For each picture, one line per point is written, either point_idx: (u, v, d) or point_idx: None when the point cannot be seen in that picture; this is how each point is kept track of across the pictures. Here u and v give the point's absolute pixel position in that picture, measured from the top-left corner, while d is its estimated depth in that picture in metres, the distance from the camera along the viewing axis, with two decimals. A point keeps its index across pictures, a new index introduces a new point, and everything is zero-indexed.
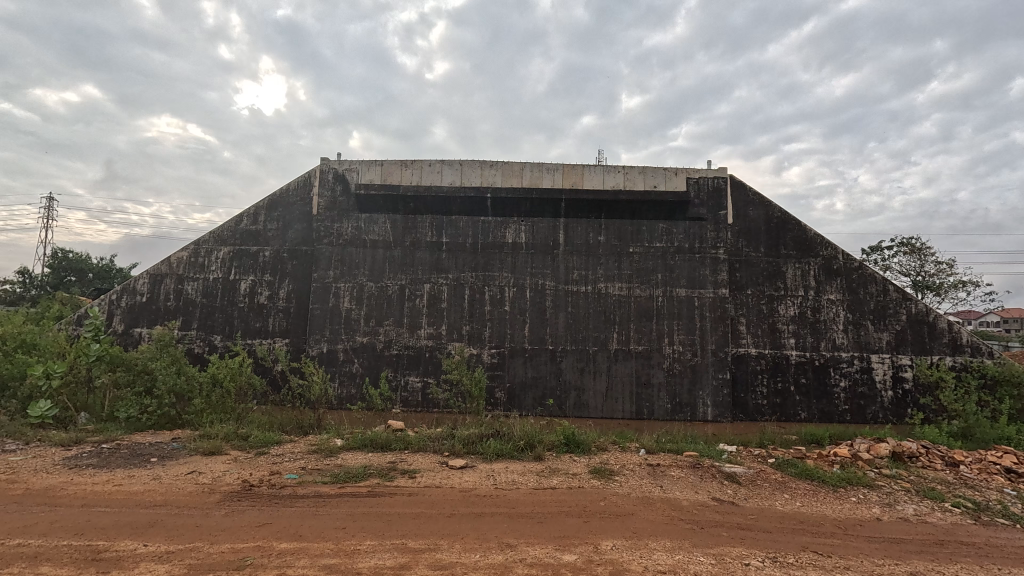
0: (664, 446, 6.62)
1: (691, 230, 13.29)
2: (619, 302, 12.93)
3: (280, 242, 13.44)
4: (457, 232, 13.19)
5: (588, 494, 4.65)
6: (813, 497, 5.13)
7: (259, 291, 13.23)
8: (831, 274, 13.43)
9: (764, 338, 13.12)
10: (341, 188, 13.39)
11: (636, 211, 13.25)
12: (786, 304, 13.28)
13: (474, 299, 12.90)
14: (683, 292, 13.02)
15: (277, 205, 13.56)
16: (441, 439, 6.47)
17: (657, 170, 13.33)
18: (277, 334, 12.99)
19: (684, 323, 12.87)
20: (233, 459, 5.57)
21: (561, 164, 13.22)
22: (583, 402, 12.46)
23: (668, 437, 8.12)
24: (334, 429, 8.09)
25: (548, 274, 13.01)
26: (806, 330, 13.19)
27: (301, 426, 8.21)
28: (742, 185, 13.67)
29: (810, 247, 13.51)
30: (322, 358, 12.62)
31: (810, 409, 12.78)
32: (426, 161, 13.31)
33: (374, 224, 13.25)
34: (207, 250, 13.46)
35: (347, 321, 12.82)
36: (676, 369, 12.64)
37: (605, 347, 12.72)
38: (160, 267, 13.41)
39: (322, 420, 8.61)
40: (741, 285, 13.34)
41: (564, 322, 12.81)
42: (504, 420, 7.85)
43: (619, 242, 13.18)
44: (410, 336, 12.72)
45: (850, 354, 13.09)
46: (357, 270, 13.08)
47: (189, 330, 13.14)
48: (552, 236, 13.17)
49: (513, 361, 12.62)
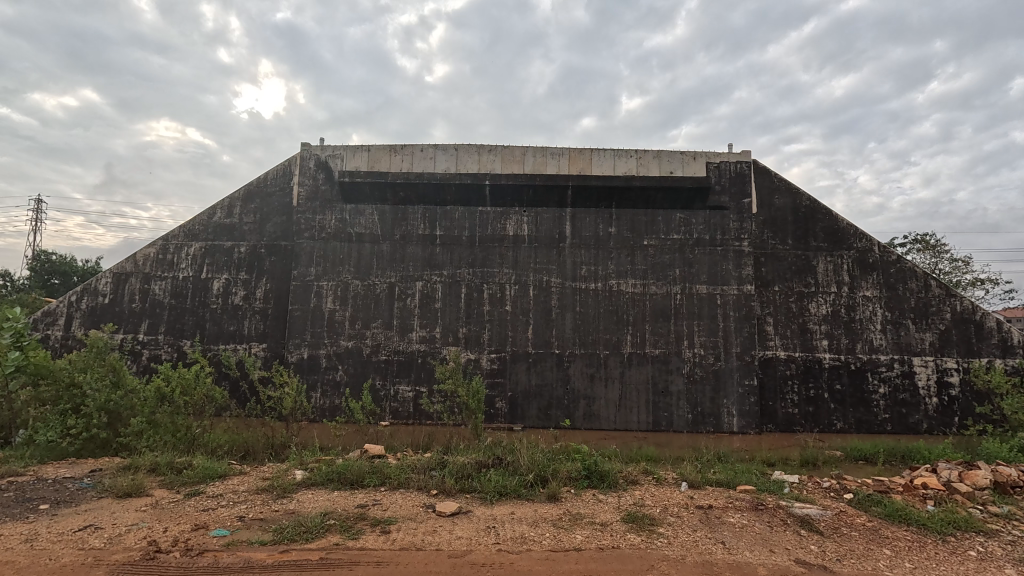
0: (707, 475, 5.32)
1: (711, 221, 11.99)
2: (633, 301, 11.63)
3: (257, 236, 12.16)
4: (452, 224, 11.92)
5: (627, 561, 3.33)
6: (925, 555, 3.82)
7: (233, 291, 11.96)
8: (866, 268, 12.14)
9: (794, 340, 11.83)
10: (324, 176, 12.09)
11: (650, 199, 11.95)
12: (816, 302, 11.99)
13: (472, 298, 11.60)
14: (704, 288, 11.71)
15: (254, 196, 12.30)
16: (428, 469, 5.19)
17: (673, 154, 12.04)
18: (253, 338, 11.70)
19: (705, 324, 11.57)
20: (151, 505, 4.24)
21: (567, 148, 11.95)
22: (593, 413, 11.16)
23: (701, 461, 6.80)
24: (303, 454, 6.79)
25: (553, 270, 11.72)
26: (840, 330, 11.90)
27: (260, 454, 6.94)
28: (766, 171, 12.41)
29: (842, 239, 12.23)
30: (303, 366, 11.32)
31: (846, 419, 11.52)
32: (417, 146, 12.03)
33: (361, 215, 11.97)
34: (177, 246, 12.20)
35: (331, 323, 11.52)
36: (697, 375, 11.34)
37: (617, 351, 11.41)
38: (124, 265, 12.14)
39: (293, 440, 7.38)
40: (768, 281, 12.05)
41: (571, 323, 11.51)
42: (506, 443, 6.55)
43: (632, 234, 11.89)
44: (400, 340, 11.42)
45: (889, 357, 11.81)
46: (342, 267, 11.78)
47: (156, 334, 11.86)
48: (557, 228, 11.89)
49: (515, 367, 11.33)
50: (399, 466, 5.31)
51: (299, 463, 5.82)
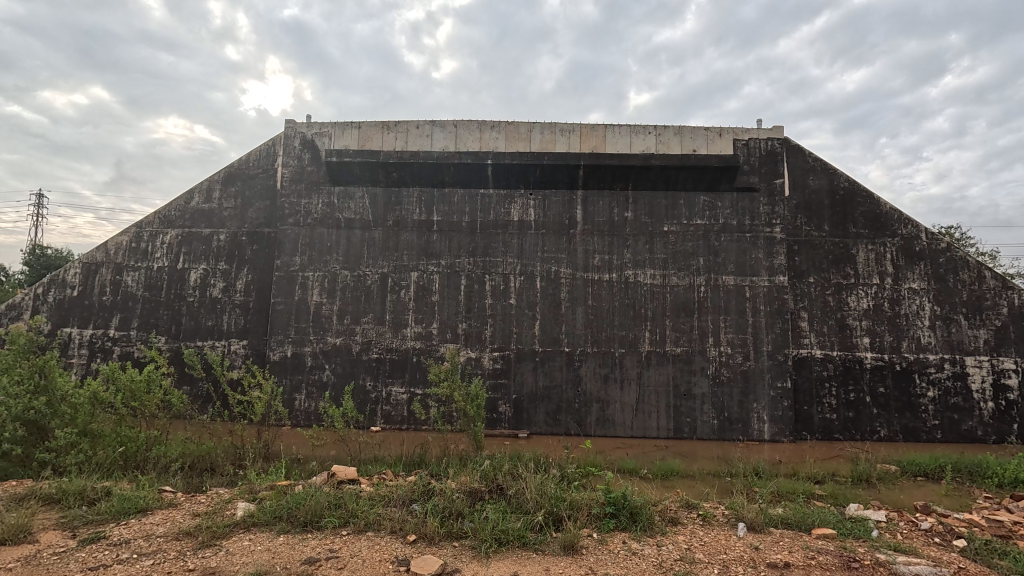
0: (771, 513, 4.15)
1: (739, 204, 10.77)
2: (651, 293, 10.45)
3: (238, 223, 11.10)
4: (451, 208, 10.79)
5: None
6: None
7: (211, 282, 10.92)
8: (912, 258, 10.87)
9: (831, 337, 10.60)
10: (310, 155, 11.00)
11: (671, 179, 10.73)
12: (856, 295, 10.75)
13: (473, 290, 10.48)
14: (731, 279, 10.50)
15: (235, 178, 11.26)
16: (406, 506, 4.08)
17: (697, 130, 10.85)
18: (232, 335, 10.66)
19: (733, 319, 10.37)
20: (22, 561, 3.20)
21: (579, 124, 10.83)
22: (607, 418, 10.00)
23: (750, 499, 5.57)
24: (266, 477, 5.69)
25: (563, 259, 10.56)
26: (883, 327, 10.65)
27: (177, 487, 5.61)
28: (799, 149, 11.16)
29: (884, 224, 10.98)
30: (286, 365, 10.27)
31: (890, 425, 10.28)
32: (413, 122, 10.94)
33: (350, 199, 10.87)
34: (152, 233, 11.18)
35: (316, 318, 10.46)
36: (724, 377, 10.16)
37: (634, 349, 10.25)
38: (95, 254, 11.14)
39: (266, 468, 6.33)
40: (802, 272, 10.82)
41: (583, 318, 10.36)
42: (507, 465, 5.45)
43: (651, 219, 10.70)
44: (393, 337, 10.33)
45: (938, 356, 10.55)
46: (329, 256, 10.69)
47: (128, 330, 10.85)
48: (567, 213, 10.73)
49: (520, 367, 10.20)
50: (369, 500, 4.18)
51: (250, 489, 4.71)
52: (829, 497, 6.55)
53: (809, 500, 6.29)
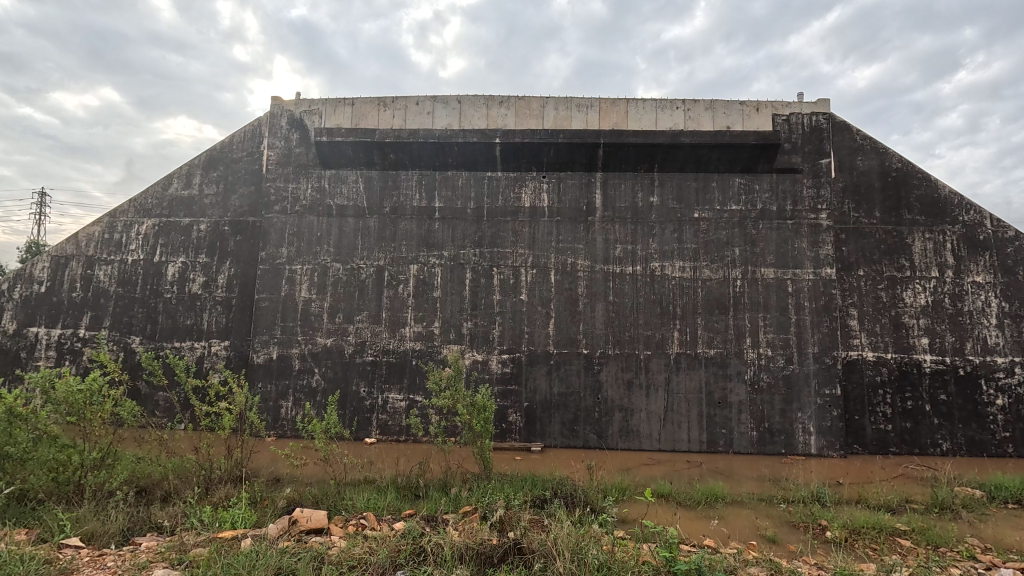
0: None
1: (780, 186, 9.55)
2: (680, 289, 9.25)
3: (220, 211, 10.04)
4: (455, 193, 9.66)
5: None
6: None
7: (191, 277, 9.88)
8: (976, 248, 9.58)
9: (885, 337, 9.36)
10: (298, 135, 9.94)
11: (702, 159, 9.52)
12: (913, 290, 9.48)
13: (479, 285, 9.34)
14: (772, 272, 9.28)
15: (217, 162, 10.20)
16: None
17: (731, 104, 9.66)
18: (213, 335, 9.61)
19: (774, 317, 9.15)
20: None
21: (598, 99, 9.71)
22: (632, 429, 8.84)
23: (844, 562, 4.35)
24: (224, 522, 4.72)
25: (580, 249, 9.40)
26: (944, 326, 9.39)
27: (107, 532, 4.51)
28: (846, 126, 9.90)
29: (943, 210, 9.70)
30: (271, 369, 9.23)
31: (954, 438, 9.02)
32: (412, 98, 9.86)
33: (342, 182, 9.79)
34: (126, 223, 10.15)
35: (305, 317, 9.39)
36: (763, 383, 8.95)
37: (661, 351, 9.07)
38: (64, 246, 10.12)
39: (234, 500, 5.34)
40: (849, 264, 9.59)
41: (603, 317, 9.19)
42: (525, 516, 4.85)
43: (679, 204, 9.51)
44: (390, 337, 9.23)
45: (1009, 359, 9.26)
46: (319, 247, 9.61)
47: (99, 330, 9.82)
48: (585, 198, 9.57)
49: (532, 372, 9.06)
50: (331, 569, 3.53)
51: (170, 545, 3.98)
52: (916, 535, 5.30)
53: (903, 551, 5.01)
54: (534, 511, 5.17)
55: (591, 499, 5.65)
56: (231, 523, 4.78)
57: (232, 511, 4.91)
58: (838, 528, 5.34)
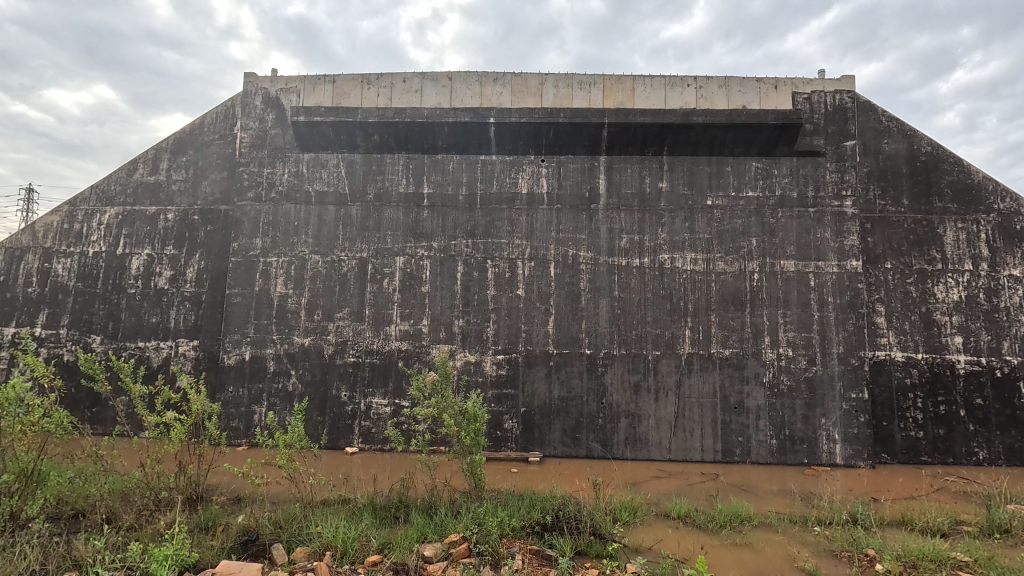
0: None
1: (801, 171, 8.75)
2: (692, 283, 8.45)
3: (189, 199, 9.20)
4: (445, 179, 8.84)
5: None
6: None
7: (158, 270, 9.03)
8: (1013, 238, 8.76)
9: (915, 335, 8.56)
10: (274, 116, 9.11)
11: (716, 142, 8.72)
12: (945, 285, 8.69)
13: (471, 279, 8.52)
14: (792, 265, 8.48)
15: (187, 145, 9.35)
16: None
17: (746, 81, 8.86)
18: (181, 334, 8.77)
19: (795, 314, 8.35)
20: None
21: (602, 76, 8.90)
22: (639, 436, 8.04)
23: None
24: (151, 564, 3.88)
25: (582, 240, 8.58)
26: (979, 324, 8.58)
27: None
28: (871, 106, 9.08)
29: (977, 198, 8.89)
30: (243, 372, 8.41)
31: (991, 447, 8.22)
32: (399, 75, 9.05)
33: (321, 167, 8.95)
34: (88, 212, 9.30)
35: (281, 315, 8.56)
36: (783, 386, 8.15)
37: (671, 351, 8.27)
38: (20, 237, 9.26)
39: (178, 528, 4.52)
40: (876, 256, 8.79)
41: (607, 314, 8.37)
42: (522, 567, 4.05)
43: (690, 190, 8.70)
44: (373, 336, 8.40)
45: None
46: (297, 237, 8.78)
47: (57, 329, 8.97)
48: (587, 184, 8.75)
49: (531, 374, 8.25)
50: None
51: None
52: (982, 568, 4.49)
53: None
54: (533, 549, 4.39)
55: (599, 526, 4.82)
56: (163, 564, 3.92)
57: (167, 545, 4.08)
58: (890, 561, 4.52)
